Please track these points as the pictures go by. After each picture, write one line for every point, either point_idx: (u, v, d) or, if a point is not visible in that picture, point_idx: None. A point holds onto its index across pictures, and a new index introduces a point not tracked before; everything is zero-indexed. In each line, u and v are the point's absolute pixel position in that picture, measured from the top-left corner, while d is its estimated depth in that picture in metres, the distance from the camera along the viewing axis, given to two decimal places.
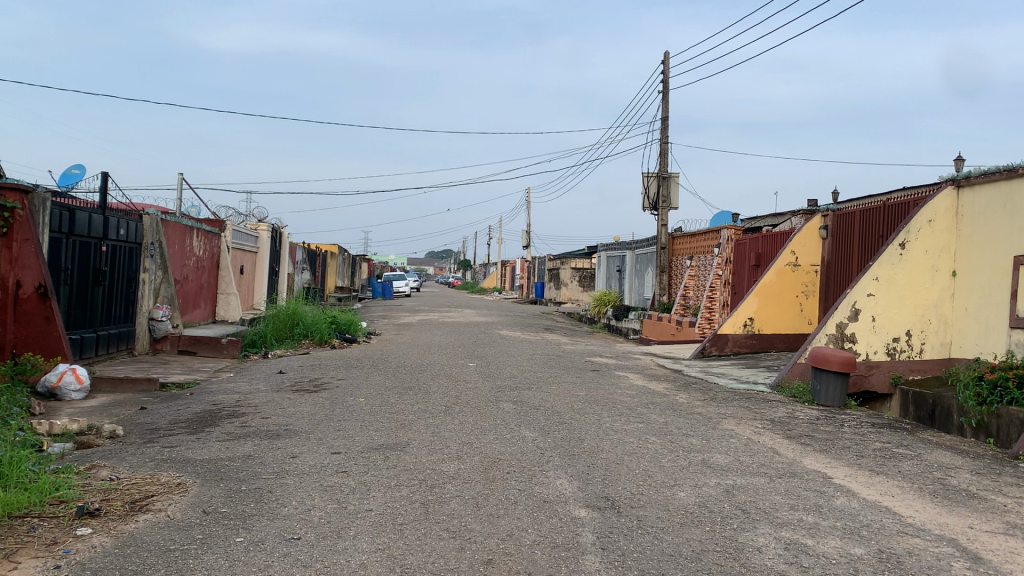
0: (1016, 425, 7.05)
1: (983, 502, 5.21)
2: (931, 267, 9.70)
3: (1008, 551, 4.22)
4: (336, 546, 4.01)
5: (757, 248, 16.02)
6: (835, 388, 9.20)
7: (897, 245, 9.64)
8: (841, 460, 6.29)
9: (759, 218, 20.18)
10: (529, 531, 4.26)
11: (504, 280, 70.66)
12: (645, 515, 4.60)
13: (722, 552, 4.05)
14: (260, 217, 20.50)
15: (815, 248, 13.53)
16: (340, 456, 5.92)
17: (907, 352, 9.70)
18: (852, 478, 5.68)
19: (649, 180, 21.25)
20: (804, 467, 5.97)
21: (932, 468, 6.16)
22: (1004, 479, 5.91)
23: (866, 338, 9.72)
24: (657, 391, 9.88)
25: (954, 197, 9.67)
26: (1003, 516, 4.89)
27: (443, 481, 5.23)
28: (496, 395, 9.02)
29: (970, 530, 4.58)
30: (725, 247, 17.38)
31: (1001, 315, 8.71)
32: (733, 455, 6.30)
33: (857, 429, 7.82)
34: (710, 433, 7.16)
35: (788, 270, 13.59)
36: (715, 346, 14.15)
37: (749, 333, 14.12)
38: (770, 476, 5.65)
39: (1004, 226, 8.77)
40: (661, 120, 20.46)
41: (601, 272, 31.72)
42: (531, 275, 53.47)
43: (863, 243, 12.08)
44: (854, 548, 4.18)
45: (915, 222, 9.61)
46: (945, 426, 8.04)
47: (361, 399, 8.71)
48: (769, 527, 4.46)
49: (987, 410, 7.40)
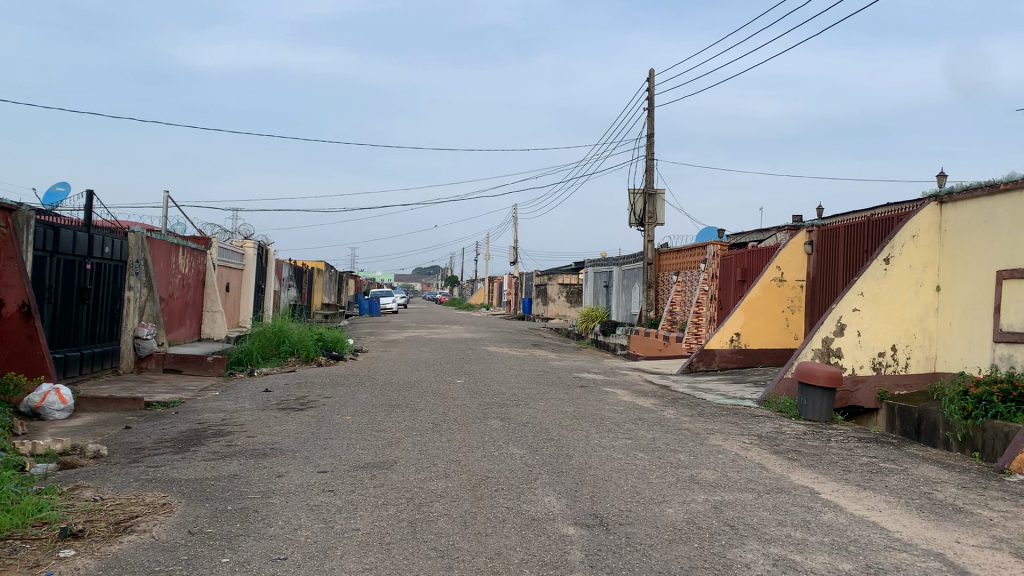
0: (1001, 438, 7.10)
1: (970, 516, 5.24)
2: (916, 282, 9.77)
3: (995, 565, 4.25)
4: (323, 566, 3.97)
5: (743, 263, 16.10)
6: (821, 403, 9.22)
7: (881, 260, 9.72)
8: (828, 475, 6.31)
9: (744, 232, 20.33)
10: (518, 549, 4.24)
11: (492, 296, 70.90)
12: (633, 532, 4.59)
13: (711, 569, 4.05)
14: (246, 233, 20.44)
15: (800, 265, 13.57)
16: (326, 475, 5.88)
17: (893, 367, 9.74)
18: (839, 493, 5.69)
19: (635, 197, 21.29)
20: (791, 482, 5.99)
21: (919, 482, 6.18)
22: (990, 493, 5.94)
23: (852, 353, 9.75)
24: (645, 407, 9.90)
25: (936, 213, 9.77)
26: (990, 530, 4.92)
27: (431, 499, 5.20)
28: (484, 413, 8.98)
29: (957, 544, 4.60)
30: (711, 263, 17.50)
31: (986, 330, 8.77)
32: (720, 470, 6.30)
33: (844, 443, 7.85)
34: (699, 449, 7.16)
35: (774, 285, 13.65)
36: (702, 361, 14.21)
37: (736, 348, 14.17)
38: (758, 491, 5.65)
39: (988, 241, 8.85)
40: (646, 137, 20.58)
41: (588, 289, 31.79)
42: (518, 292, 53.56)
43: (848, 259, 12.15)
44: (842, 563, 4.19)
45: (899, 238, 9.71)
46: (931, 440, 8.08)
47: (348, 417, 8.66)
48: (757, 543, 4.46)
49: (972, 425, 7.44)
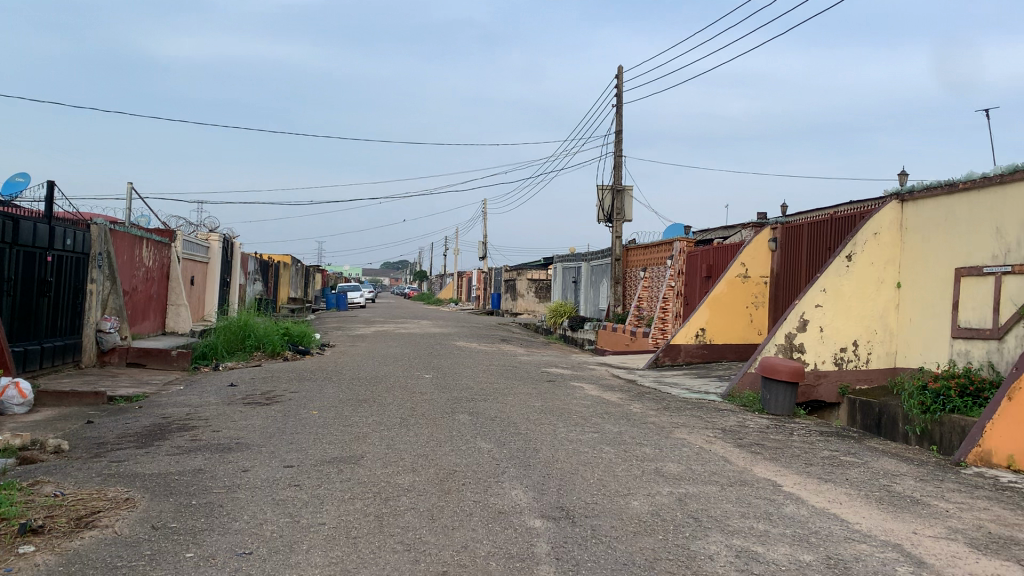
0: (959, 432, 7.26)
1: (927, 507, 5.35)
2: (878, 278, 9.94)
3: (950, 555, 4.36)
4: (289, 560, 3.96)
5: (709, 260, 16.26)
6: (785, 398, 9.36)
7: (844, 257, 9.86)
8: (790, 468, 6.41)
9: (710, 229, 20.54)
10: (484, 542, 4.26)
11: (461, 291, 70.83)
12: (599, 524, 4.63)
13: (675, 560, 4.10)
14: (212, 226, 20.22)
15: (764, 261, 13.76)
16: (292, 469, 5.85)
17: (854, 362, 9.91)
18: (801, 486, 5.79)
19: (604, 193, 21.40)
20: (754, 475, 6.08)
21: (878, 475, 6.30)
22: (946, 485, 6.08)
23: (814, 348, 9.89)
24: (611, 401, 9.97)
25: (898, 211, 9.95)
26: (946, 521, 5.04)
27: (397, 494, 5.20)
28: (451, 407, 8.99)
29: (914, 535, 4.70)
30: (678, 259, 17.64)
31: (945, 325, 8.95)
32: (684, 463, 6.38)
33: (806, 437, 7.98)
34: (664, 443, 7.23)
35: (738, 281, 13.81)
36: (667, 356, 14.32)
37: (701, 343, 14.31)
38: (722, 484, 5.73)
39: (946, 238, 9.05)
40: (615, 133, 20.68)
41: (556, 285, 31.90)
42: (486, 287, 53.56)
43: (811, 256, 12.33)
44: (803, 555, 4.26)
45: (861, 235, 9.87)
46: (891, 434, 8.23)
47: (314, 412, 8.61)
48: (720, 535, 4.52)
49: (931, 419, 7.60)
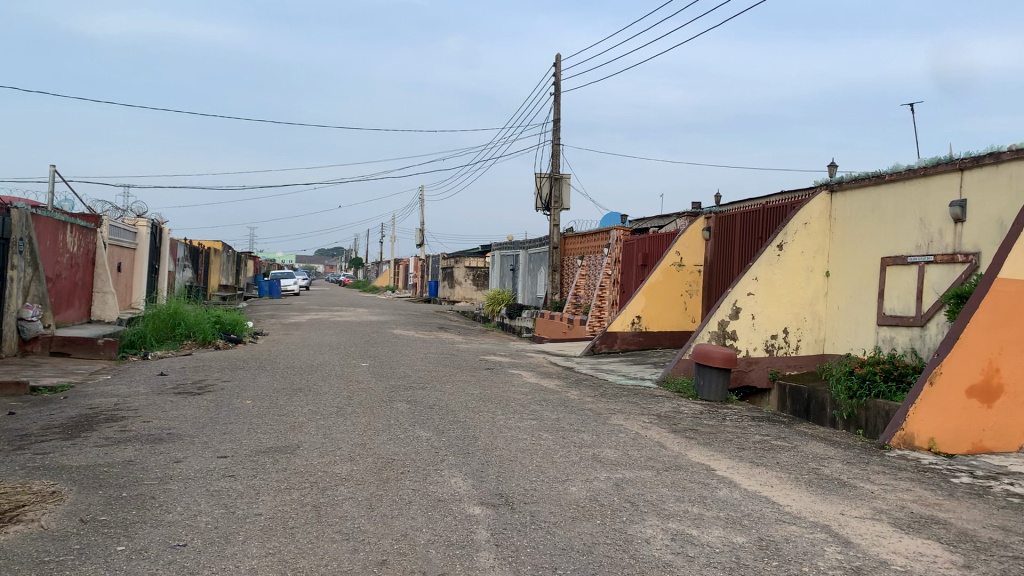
0: (883, 416, 7.52)
1: (853, 489, 5.54)
2: (807, 267, 10.21)
3: (875, 535, 4.52)
4: (225, 552, 3.89)
5: (644, 248, 16.47)
6: (718, 383, 9.55)
7: (775, 246, 10.08)
8: (723, 452, 6.55)
9: (646, 218, 20.80)
10: (423, 530, 4.25)
11: (397, 278, 70.31)
12: (538, 510, 4.66)
13: (612, 544, 4.16)
14: (140, 211, 19.63)
15: (698, 250, 14.00)
16: (226, 460, 5.73)
17: (784, 349, 10.17)
18: (734, 470, 5.93)
19: (542, 181, 21.47)
20: (689, 460, 6.20)
21: (807, 459, 6.49)
22: (871, 467, 6.30)
23: (746, 335, 10.08)
24: (549, 388, 10.03)
25: (826, 201, 10.22)
26: (871, 502, 5.23)
27: (336, 483, 5.15)
28: (390, 396, 8.93)
29: (841, 516, 4.87)
30: (615, 248, 17.81)
31: (870, 313, 9.27)
32: (621, 449, 6.46)
33: (738, 422, 8.17)
34: (601, 429, 7.31)
35: (673, 270, 14.03)
36: (604, 343, 14.51)
37: (637, 330, 14.53)
38: (657, 469, 5.83)
39: (872, 228, 9.36)
40: (553, 122, 20.73)
41: (494, 272, 31.91)
42: (423, 275, 53.29)
43: (743, 245, 12.59)
44: (736, 536, 4.37)
45: (792, 224, 10.11)
46: (819, 418, 8.48)
47: (248, 401, 8.46)
48: (656, 519, 4.60)
49: (857, 403, 7.85)
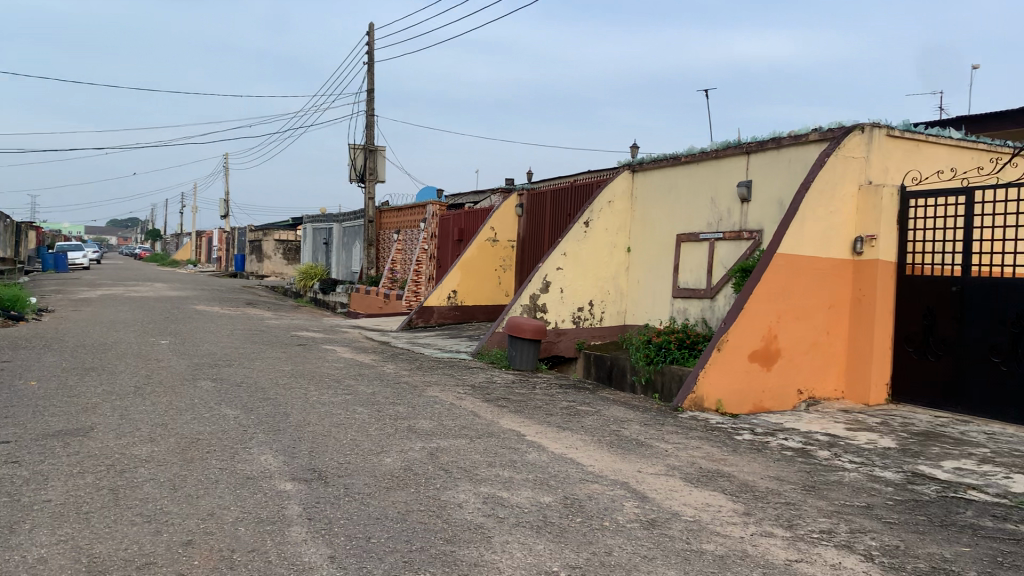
0: (677, 381, 8.13)
1: (649, 448, 6.00)
2: (611, 243, 10.77)
3: (667, 489, 4.95)
4: (13, 542, 3.64)
5: (459, 223, 16.70)
6: (528, 353, 9.93)
7: (582, 223, 10.54)
8: (532, 419, 6.86)
9: (461, 192, 21.05)
10: (234, 508, 4.18)
11: (200, 251, 66.77)
12: (352, 482, 4.71)
13: (426, 511, 4.28)
14: None
15: (512, 226, 14.41)
16: (11, 446, 5.32)
17: (590, 320, 10.69)
18: (542, 435, 6.23)
19: (355, 152, 21.16)
20: (500, 427, 6.44)
21: (609, 422, 6.93)
22: (665, 428, 6.83)
23: (555, 308, 10.45)
24: (363, 362, 10.01)
25: (629, 181, 10.83)
26: (664, 459, 5.69)
27: (137, 465, 4.93)
28: (194, 374, 8.57)
29: (638, 473, 5.27)
30: (431, 222, 17.90)
31: (667, 286, 9.96)
32: (435, 419, 6.61)
33: (546, 390, 8.55)
34: (416, 401, 7.42)
35: (488, 245, 14.34)
36: (422, 317, 14.52)
37: (453, 305, 14.69)
38: (470, 437, 6.02)
39: (669, 206, 10.03)
40: (366, 93, 20.43)
41: (305, 246, 31.11)
42: (229, 248, 50.97)
43: (553, 221, 13.08)
44: (543, 497, 4.63)
45: (598, 202, 10.61)
46: (620, 384, 9.04)
47: (34, 383, 7.83)
48: (468, 484, 4.78)
49: (654, 369, 8.44)
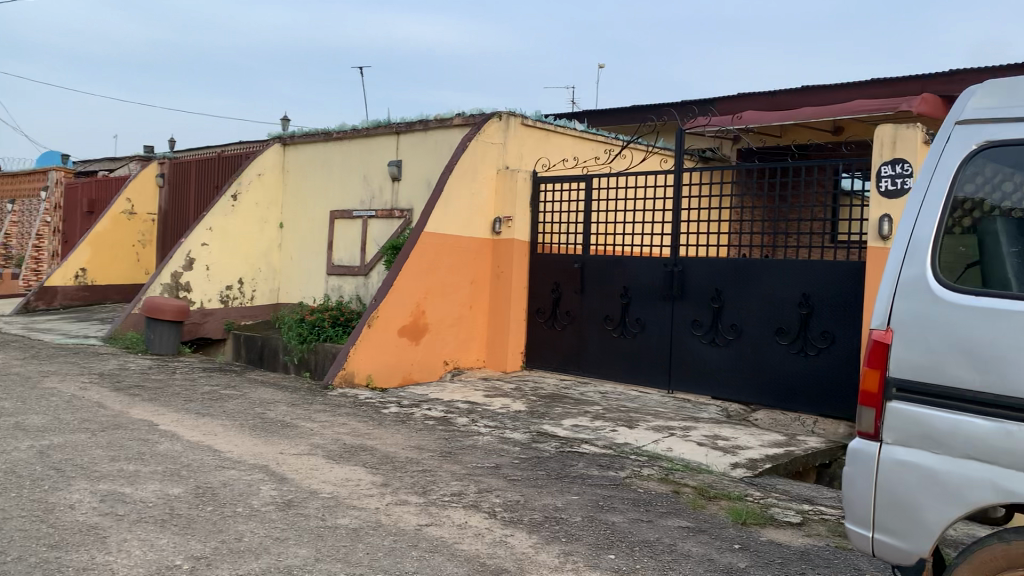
0: (329, 359, 8.05)
1: (294, 429, 5.89)
2: (261, 218, 10.36)
3: (308, 468, 4.89)
4: None
5: (89, 193, 15.03)
6: (169, 335, 9.26)
7: (230, 196, 9.99)
8: (169, 407, 6.39)
9: (92, 159, 18.97)
10: None
11: None
12: None
13: (27, 516, 3.79)
14: None
15: (151, 197, 13.33)
16: None
17: (240, 299, 10.19)
18: (178, 423, 5.83)
19: None
20: (130, 417, 5.91)
21: (254, 404, 6.69)
22: (313, 407, 6.75)
23: (201, 286, 9.78)
24: None
25: (279, 154, 10.50)
26: (308, 439, 5.62)
27: None
28: None
29: (280, 455, 5.15)
30: (54, 192, 15.84)
31: (320, 263, 9.84)
32: (51, 414, 5.88)
33: (188, 374, 8.03)
34: (26, 394, 6.54)
35: (123, 218, 13.12)
36: (42, 300, 12.65)
37: (81, 285, 13.07)
38: (92, 431, 5.45)
39: (321, 183, 9.91)
40: None
41: None
42: None
43: (198, 194, 12.29)
44: (172, 488, 4.34)
45: (247, 175, 10.14)
46: (272, 365, 8.75)
47: None
48: (84, 483, 4.31)
49: (306, 348, 8.28)
